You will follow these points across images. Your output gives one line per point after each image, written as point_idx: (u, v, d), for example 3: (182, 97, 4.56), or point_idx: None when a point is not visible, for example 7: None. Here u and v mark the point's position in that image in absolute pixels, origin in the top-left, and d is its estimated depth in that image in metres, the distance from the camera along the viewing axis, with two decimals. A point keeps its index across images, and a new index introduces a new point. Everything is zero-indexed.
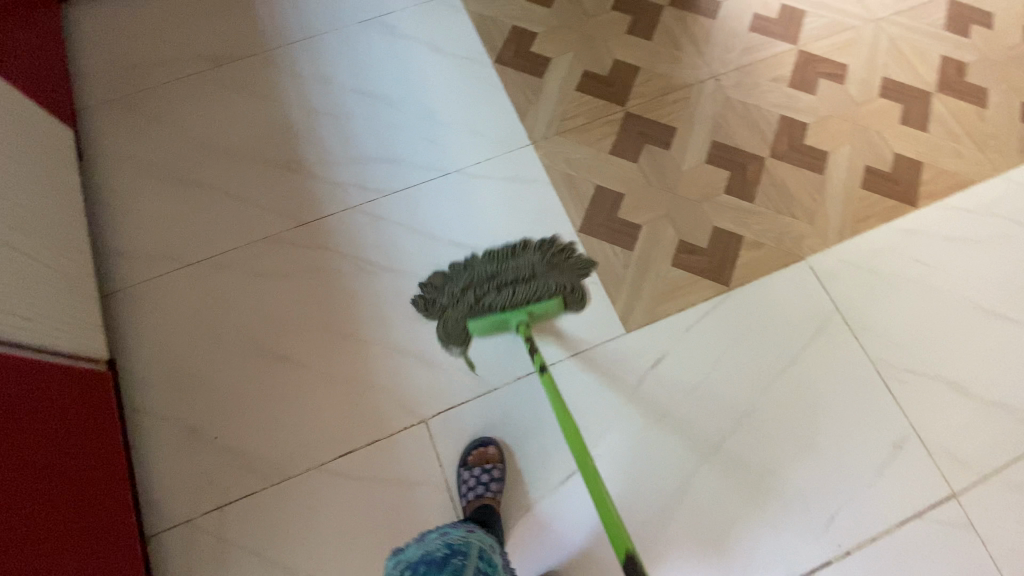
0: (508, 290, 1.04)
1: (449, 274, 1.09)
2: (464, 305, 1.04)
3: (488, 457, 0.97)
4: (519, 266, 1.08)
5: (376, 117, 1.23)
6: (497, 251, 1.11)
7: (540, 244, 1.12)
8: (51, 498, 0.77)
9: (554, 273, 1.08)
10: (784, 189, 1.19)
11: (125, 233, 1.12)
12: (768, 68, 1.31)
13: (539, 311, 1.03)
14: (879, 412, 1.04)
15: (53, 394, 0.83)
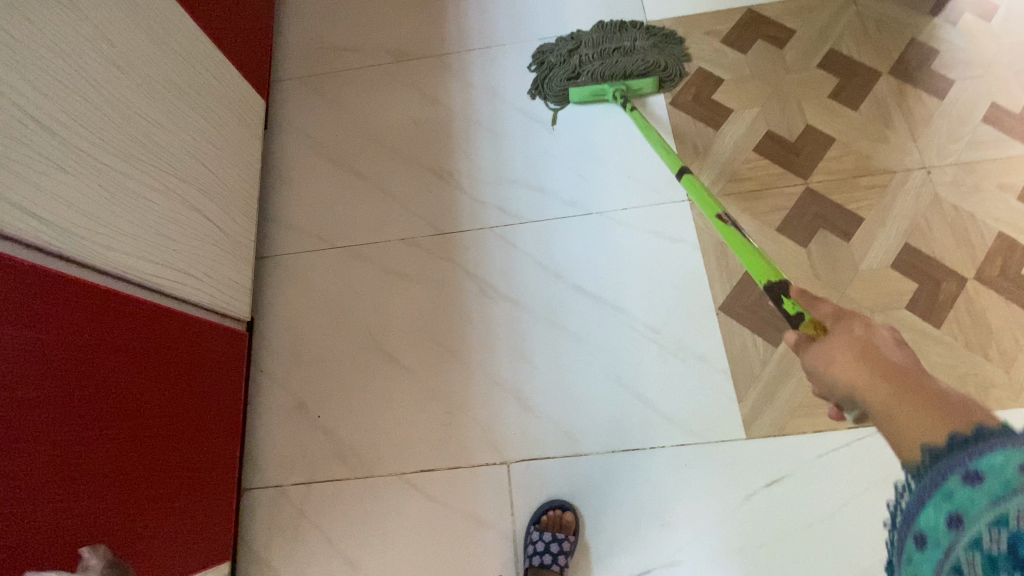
0: (610, 59, 1.21)
1: (558, 45, 1.26)
2: (568, 68, 1.22)
3: (563, 524, 0.93)
4: (623, 39, 1.24)
5: (534, 140, 1.21)
6: (606, 25, 1.26)
7: (649, 27, 1.27)
8: (169, 445, 0.85)
9: (653, 52, 1.23)
10: (984, 322, 0.99)
11: (287, 204, 1.21)
12: (998, 172, 1.10)
13: (635, 85, 1.21)
14: None
15: (123, 345, 0.79)
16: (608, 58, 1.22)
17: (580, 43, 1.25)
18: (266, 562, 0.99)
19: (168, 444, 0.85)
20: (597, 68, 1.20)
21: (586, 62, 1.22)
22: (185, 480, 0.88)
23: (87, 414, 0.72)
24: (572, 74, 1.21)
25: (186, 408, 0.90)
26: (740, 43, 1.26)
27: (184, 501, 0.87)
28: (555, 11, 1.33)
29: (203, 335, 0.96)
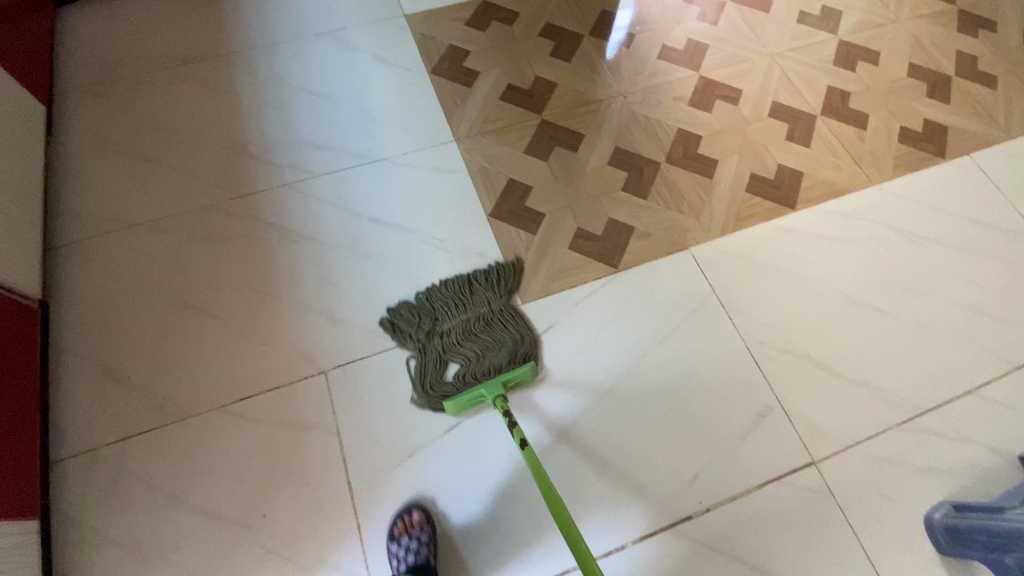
0: (476, 365, 1.08)
1: (411, 311, 1.15)
2: (431, 357, 1.10)
3: (413, 524, 0.97)
4: (477, 308, 1.15)
5: (319, 114, 1.39)
6: (455, 284, 1.17)
7: (495, 275, 1.19)
8: None
9: (515, 328, 1.13)
10: (676, 189, 1.33)
11: (79, 197, 1.25)
12: (671, 89, 1.49)
13: (514, 379, 1.05)
14: (749, 385, 1.12)
15: None
16: (475, 342, 1.11)
17: (435, 315, 1.14)
18: (85, 523, 0.96)
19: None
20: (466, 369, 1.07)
21: (457, 360, 1.10)
22: None
23: None
24: (433, 384, 1.07)
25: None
26: (479, 23, 1.57)
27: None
28: (325, 14, 1.55)
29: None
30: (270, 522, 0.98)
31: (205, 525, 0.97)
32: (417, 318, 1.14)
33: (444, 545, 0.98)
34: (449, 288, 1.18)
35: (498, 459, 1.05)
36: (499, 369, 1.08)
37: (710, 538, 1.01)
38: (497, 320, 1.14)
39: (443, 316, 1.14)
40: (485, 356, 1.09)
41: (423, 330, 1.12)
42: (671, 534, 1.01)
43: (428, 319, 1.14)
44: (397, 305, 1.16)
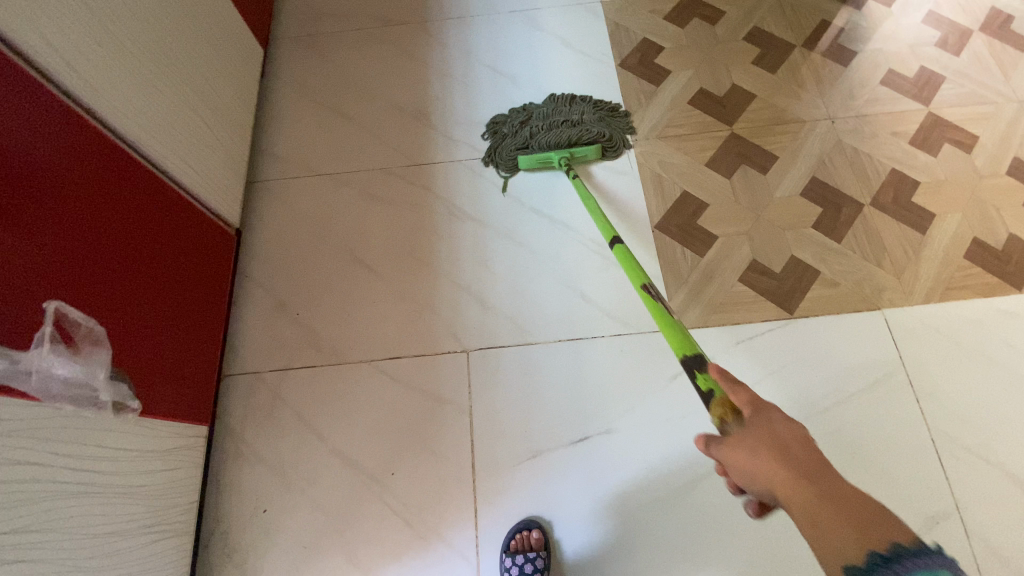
0: (553, 133, 1.26)
1: (510, 117, 1.32)
2: (519, 137, 1.27)
3: (531, 543, 0.95)
4: (571, 112, 1.30)
5: (500, 91, 1.39)
6: (557, 99, 1.34)
7: (597, 101, 1.33)
8: (177, 311, 0.96)
9: (599, 123, 1.28)
10: (876, 238, 1.16)
11: (278, 138, 1.36)
12: (890, 123, 1.30)
13: (579, 153, 1.25)
14: (924, 481, 0.98)
15: (150, 213, 0.92)
16: (557, 130, 1.26)
17: (531, 116, 1.31)
18: (242, 438, 1.06)
19: (102, 285, 0.80)
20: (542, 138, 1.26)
21: (547, 138, 1.25)
22: (157, 329, 0.90)
23: (121, 254, 0.84)
24: (518, 144, 1.26)
25: (121, 249, 0.85)
26: (679, 19, 1.47)
27: (141, 340, 0.86)
28: None
29: (139, 176, 0.90)
30: (396, 482, 1.02)
31: (340, 468, 1.03)
32: (515, 114, 1.32)
33: (555, 551, 0.97)
34: (552, 101, 1.34)
35: (623, 482, 1.01)
36: (569, 142, 1.25)
37: None
38: (586, 121, 1.28)
39: (532, 112, 1.31)
40: (564, 131, 1.26)
41: (516, 124, 1.29)
42: None
43: (523, 116, 1.31)
44: (500, 114, 1.34)
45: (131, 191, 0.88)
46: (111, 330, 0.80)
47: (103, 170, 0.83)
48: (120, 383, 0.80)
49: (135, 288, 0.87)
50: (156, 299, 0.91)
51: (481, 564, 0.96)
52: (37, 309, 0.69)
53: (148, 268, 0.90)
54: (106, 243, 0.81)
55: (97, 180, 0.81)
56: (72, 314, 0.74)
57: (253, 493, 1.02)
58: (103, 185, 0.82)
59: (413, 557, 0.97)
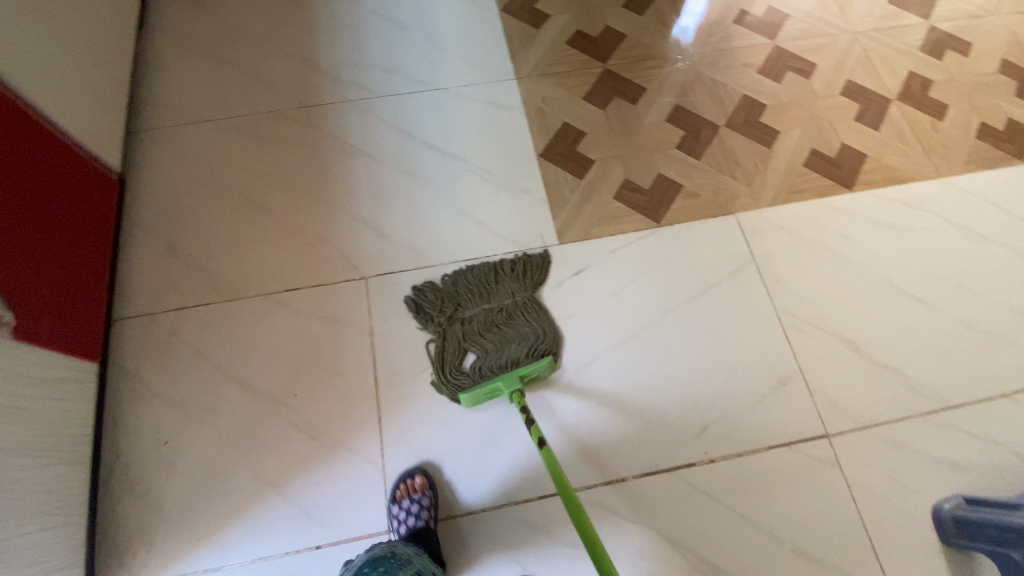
0: (494, 351, 1.06)
1: (433, 301, 1.12)
2: (450, 338, 1.09)
3: (416, 488, 0.98)
4: (499, 297, 1.13)
5: (389, 37, 1.43)
6: (480, 274, 1.15)
7: (521, 270, 1.16)
8: (53, 243, 0.95)
9: (539, 321, 1.11)
10: (731, 153, 1.31)
11: (161, 88, 1.33)
12: (742, 55, 1.45)
13: (531, 373, 1.04)
14: (773, 351, 1.13)
15: (16, 140, 0.89)
16: (495, 333, 1.09)
17: (458, 300, 1.13)
18: (137, 377, 1.05)
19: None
20: (483, 356, 1.07)
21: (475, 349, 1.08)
22: (31, 259, 0.89)
23: None
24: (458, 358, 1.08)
25: None
26: None
27: (11, 258, 0.84)
28: None
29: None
30: (301, 403, 1.05)
31: (243, 394, 1.05)
32: (439, 301, 1.12)
33: (444, 489, 1.01)
34: (475, 276, 1.15)
35: None
36: (517, 362, 1.06)
37: (711, 487, 1.02)
38: (519, 310, 1.11)
39: (467, 304, 1.12)
40: (506, 329, 1.09)
41: (446, 316, 1.11)
42: (671, 477, 1.03)
43: (451, 304, 1.13)
44: (425, 284, 1.15)
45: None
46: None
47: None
48: None
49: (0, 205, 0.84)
50: (25, 223, 0.89)
51: (386, 466, 1.02)
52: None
53: (18, 195, 0.88)
54: None
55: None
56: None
57: (152, 427, 1.02)
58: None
59: (320, 467, 1.01)
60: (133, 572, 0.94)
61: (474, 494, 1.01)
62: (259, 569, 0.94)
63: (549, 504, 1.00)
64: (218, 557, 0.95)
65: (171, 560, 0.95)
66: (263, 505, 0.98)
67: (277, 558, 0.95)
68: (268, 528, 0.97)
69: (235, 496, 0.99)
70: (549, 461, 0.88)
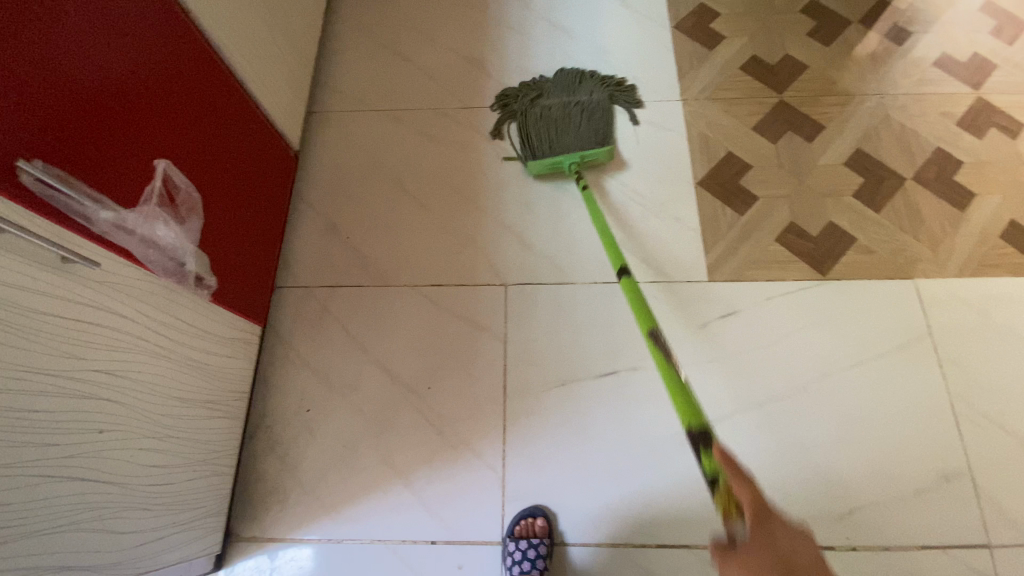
0: (563, 107, 1.26)
1: (522, 92, 1.32)
2: (528, 115, 1.27)
3: (534, 531, 0.97)
4: (580, 92, 1.30)
5: (556, 44, 1.42)
6: (568, 74, 1.33)
7: (604, 79, 1.33)
8: (244, 213, 1.02)
9: (609, 109, 1.27)
10: (915, 211, 1.19)
11: (338, 73, 1.41)
12: (940, 103, 1.30)
13: (591, 157, 1.21)
14: (940, 441, 1.01)
15: (233, 116, 0.97)
16: (566, 119, 1.25)
17: (542, 92, 1.31)
18: (290, 345, 1.12)
19: (190, 162, 0.85)
20: (554, 136, 1.23)
21: (556, 126, 1.25)
22: (228, 225, 0.96)
23: (208, 148, 0.90)
24: (529, 142, 1.25)
25: (211, 146, 0.90)
26: None
27: (213, 224, 0.91)
28: None
29: (224, 76, 0.94)
30: (433, 396, 1.08)
31: (380, 379, 1.10)
32: (527, 91, 1.32)
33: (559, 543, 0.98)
34: (564, 78, 1.33)
35: (645, 418, 1.05)
36: (578, 147, 1.22)
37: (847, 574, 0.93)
38: (593, 105, 1.27)
39: (546, 94, 1.30)
40: (576, 99, 1.29)
41: (527, 101, 1.30)
42: None
43: (534, 95, 1.31)
44: (507, 88, 1.35)
45: (218, 89, 0.92)
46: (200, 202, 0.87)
47: (199, 60, 0.86)
48: (203, 260, 0.86)
49: (213, 177, 0.92)
50: (228, 195, 0.96)
51: (506, 476, 1.02)
52: (152, 168, 0.76)
53: (227, 166, 0.96)
54: (198, 135, 0.87)
55: (194, 68, 0.85)
56: (177, 177, 0.81)
57: (298, 395, 1.09)
58: (198, 76, 0.86)
59: (443, 462, 1.03)
60: (265, 528, 1.00)
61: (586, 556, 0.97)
62: (376, 551, 0.98)
63: (667, 552, 0.96)
64: (341, 530, 0.99)
65: (299, 524, 1.00)
66: (388, 490, 1.02)
67: (394, 543, 0.98)
68: (388, 513, 1.00)
69: (362, 475, 1.03)
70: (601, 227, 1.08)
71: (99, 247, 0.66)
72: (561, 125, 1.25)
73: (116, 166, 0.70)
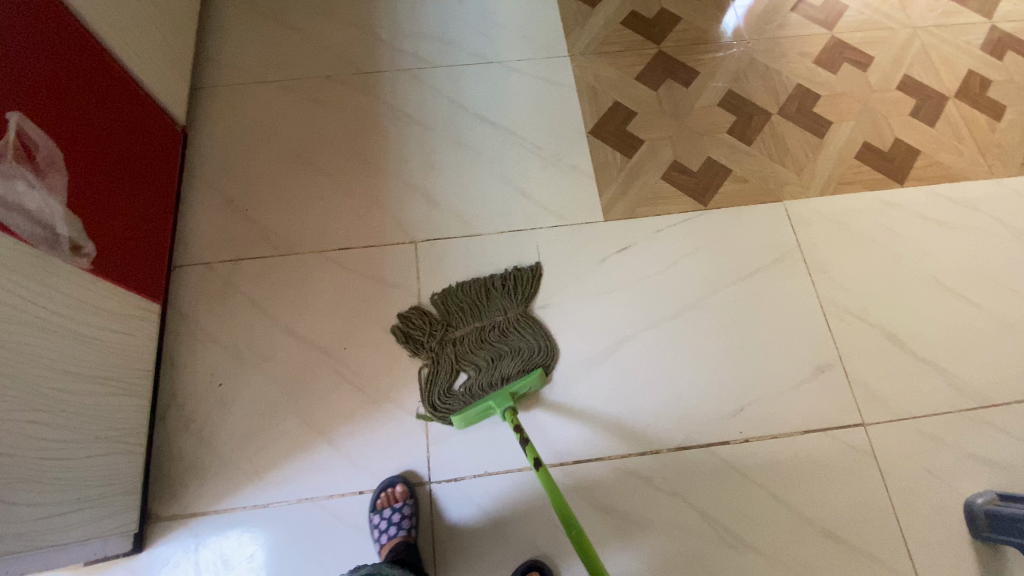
0: (492, 357, 1.06)
1: (422, 324, 1.10)
2: (443, 369, 1.06)
3: (395, 498, 0.98)
4: (492, 312, 1.10)
5: (445, 9, 1.44)
6: (469, 290, 1.12)
7: (510, 284, 1.13)
8: (127, 186, 0.99)
9: (534, 326, 1.10)
10: (782, 141, 1.31)
11: (223, 48, 1.37)
12: (797, 45, 1.44)
13: (521, 387, 1.03)
14: (814, 339, 1.13)
15: (99, 81, 0.93)
16: (486, 352, 1.06)
17: (448, 321, 1.10)
18: (196, 322, 1.10)
19: (50, 121, 0.81)
20: (478, 381, 1.04)
21: (478, 373, 1.05)
22: (108, 197, 0.93)
23: (71, 112, 0.85)
24: (451, 394, 1.05)
25: (74, 110, 0.86)
26: None
27: (90, 195, 0.88)
28: None
29: (81, 38, 0.89)
30: (349, 355, 1.09)
31: (294, 345, 1.09)
32: (428, 325, 1.10)
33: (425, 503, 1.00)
34: (467, 292, 1.12)
35: (556, 352, 1.10)
36: (505, 379, 1.04)
37: (744, 465, 1.03)
38: (511, 328, 1.09)
39: (457, 329, 1.09)
40: (504, 342, 1.08)
41: (436, 338, 1.09)
42: (707, 454, 1.03)
43: (440, 326, 1.10)
44: (410, 310, 1.12)
45: (75, 52, 0.87)
46: (65, 161, 0.83)
47: (42, 16, 0.81)
48: (76, 224, 0.84)
49: (84, 144, 0.88)
50: (106, 165, 0.93)
51: (428, 422, 1.05)
52: (3, 121, 0.72)
53: (99, 134, 0.92)
54: (55, 97, 0.82)
55: (37, 24, 0.80)
56: (32, 133, 0.77)
57: (208, 369, 1.07)
58: (44, 34, 0.81)
59: (365, 417, 1.05)
60: (185, 503, 0.98)
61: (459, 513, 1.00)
62: (305, 509, 0.99)
63: (586, 471, 1.02)
64: (267, 494, 0.99)
65: (223, 495, 0.99)
66: (313, 451, 1.02)
67: (322, 500, 0.99)
68: (316, 471, 1.01)
69: (285, 440, 1.03)
70: (547, 485, 0.90)
71: None
72: (484, 365, 1.05)
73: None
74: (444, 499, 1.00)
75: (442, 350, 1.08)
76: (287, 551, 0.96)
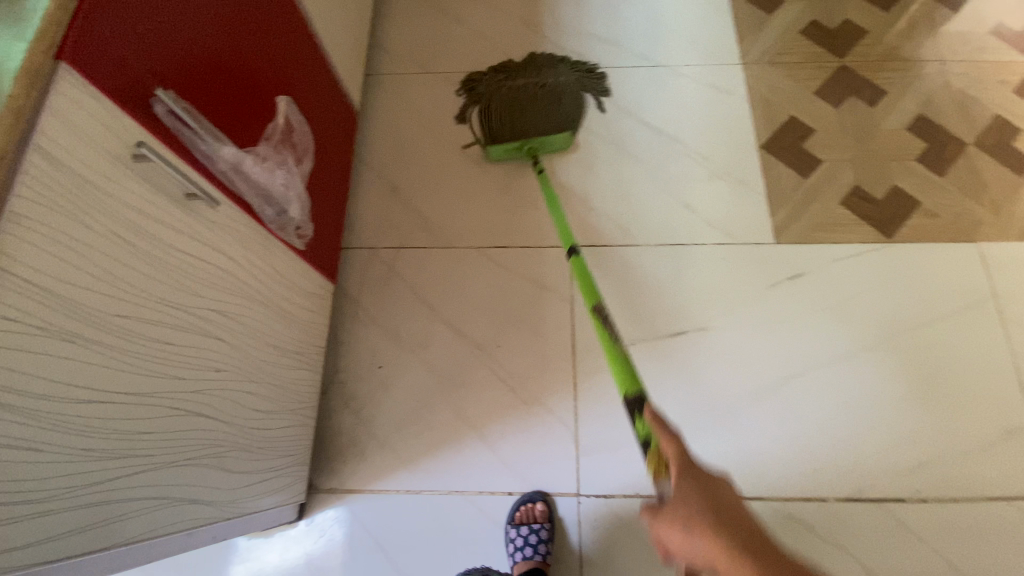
0: (535, 121, 1.24)
1: (489, 83, 1.31)
2: (498, 107, 1.26)
3: (535, 516, 0.97)
4: (552, 75, 1.30)
5: (611, 7, 1.40)
6: (538, 61, 1.32)
7: (576, 62, 1.32)
8: (321, 170, 1.02)
9: (576, 110, 1.27)
10: (979, 176, 1.19)
11: (392, 35, 1.39)
12: (1003, 68, 1.29)
13: (550, 142, 1.21)
14: (1006, 399, 1.03)
15: (312, 69, 0.96)
16: (531, 103, 1.26)
17: (507, 78, 1.31)
18: (359, 304, 1.13)
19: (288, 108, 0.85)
20: (503, 110, 1.26)
21: (520, 109, 1.25)
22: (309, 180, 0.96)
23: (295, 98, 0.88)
24: (498, 114, 1.25)
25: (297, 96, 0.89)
26: None
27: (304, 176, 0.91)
28: None
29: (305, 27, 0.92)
30: (502, 353, 1.09)
31: (450, 337, 1.10)
32: (495, 80, 1.31)
33: (560, 527, 0.98)
34: (533, 64, 1.32)
35: (716, 375, 1.06)
36: (540, 133, 1.23)
37: (916, 524, 0.96)
38: (573, 91, 1.29)
39: (512, 78, 1.30)
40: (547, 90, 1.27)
41: (496, 91, 1.29)
42: (876, 506, 0.97)
43: (500, 83, 1.30)
44: (478, 75, 1.32)
45: (302, 39, 0.90)
46: (300, 150, 0.87)
47: (287, 7, 0.84)
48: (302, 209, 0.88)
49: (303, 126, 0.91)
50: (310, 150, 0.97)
51: (580, 431, 1.03)
52: (258, 110, 0.77)
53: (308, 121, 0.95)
54: (286, 85, 0.86)
55: (283, 14, 0.83)
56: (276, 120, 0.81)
57: (369, 352, 1.10)
58: (286, 23, 0.84)
59: (516, 417, 1.05)
60: (344, 480, 1.02)
61: (592, 542, 0.97)
62: (455, 501, 1.00)
63: None
64: (419, 482, 1.01)
65: (379, 476, 1.02)
66: (464, 444, 1.03)
67: (472, 494, 1.00)
68: (466, 465, 1.02)
69: (437, 429, 1.05)
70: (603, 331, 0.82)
71: (225, 197, 0.69)
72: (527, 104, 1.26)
73: (229, 104, 0.70)
74: (592, 513, 0.99)
75: (503, 96, 1.28)
76: (434, 542, 0.98)
